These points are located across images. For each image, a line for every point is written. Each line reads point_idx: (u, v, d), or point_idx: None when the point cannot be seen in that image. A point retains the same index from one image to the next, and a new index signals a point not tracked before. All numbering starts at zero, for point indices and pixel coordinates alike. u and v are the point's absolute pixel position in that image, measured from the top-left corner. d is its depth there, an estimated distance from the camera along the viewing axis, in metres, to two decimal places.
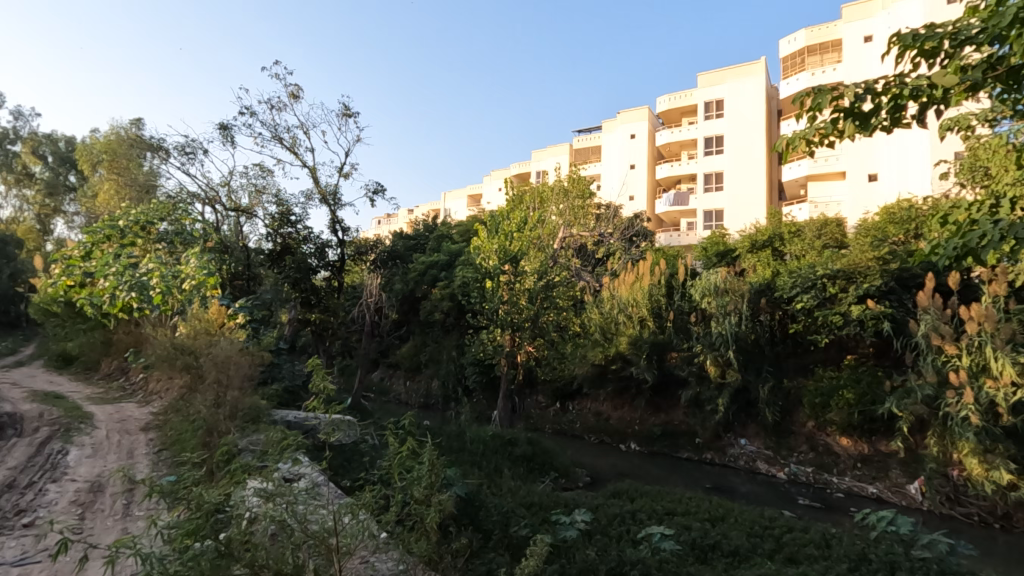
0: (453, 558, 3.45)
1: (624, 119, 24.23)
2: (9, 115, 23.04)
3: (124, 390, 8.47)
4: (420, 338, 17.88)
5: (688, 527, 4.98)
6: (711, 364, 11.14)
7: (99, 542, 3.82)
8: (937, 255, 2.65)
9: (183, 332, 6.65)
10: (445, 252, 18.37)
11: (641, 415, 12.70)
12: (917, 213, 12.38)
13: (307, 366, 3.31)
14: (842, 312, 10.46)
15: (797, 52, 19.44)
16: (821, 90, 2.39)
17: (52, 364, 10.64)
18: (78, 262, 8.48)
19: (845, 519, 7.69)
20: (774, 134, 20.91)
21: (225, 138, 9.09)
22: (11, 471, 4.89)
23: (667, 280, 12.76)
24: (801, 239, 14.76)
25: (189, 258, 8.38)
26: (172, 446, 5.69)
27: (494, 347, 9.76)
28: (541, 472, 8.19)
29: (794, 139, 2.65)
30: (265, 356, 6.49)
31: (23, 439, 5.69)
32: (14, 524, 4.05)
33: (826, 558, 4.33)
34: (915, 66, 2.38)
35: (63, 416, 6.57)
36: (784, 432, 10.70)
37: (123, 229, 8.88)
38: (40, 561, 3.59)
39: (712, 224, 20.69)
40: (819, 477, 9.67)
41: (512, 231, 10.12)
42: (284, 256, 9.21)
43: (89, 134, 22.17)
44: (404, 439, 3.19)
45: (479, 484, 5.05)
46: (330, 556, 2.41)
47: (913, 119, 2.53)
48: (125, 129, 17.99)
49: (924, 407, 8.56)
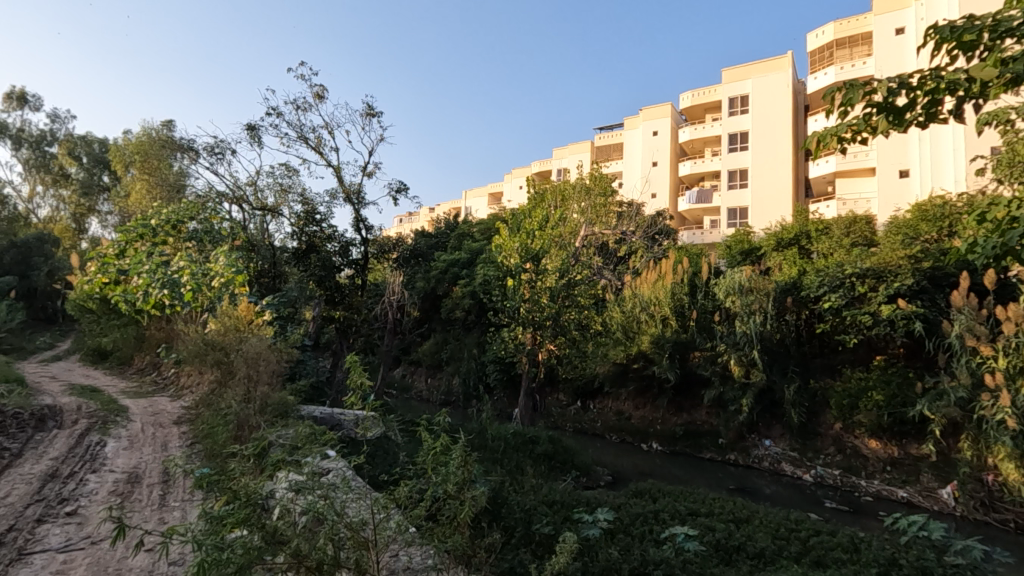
0: (486, 555, 3.47)
1: (646, 117, 24.05)
2: (46, 117, 23.92)
3: (157, 385, 8.74)
4: (441, 335, 18.04)
5: (712, 528, 4.94)
6: (735, 364, 11.07)
7: (150, 527, 4.04)
8: (975, 254, 2.56)
9: (213, 328, 6.84)
10: (467, 250, 18.49)
11: (662, 414, 12.57)
12: (951, 210, 12.03)
13: (345, 363, 3.39)
14: (871, 312, 10.22)
15: (826, 45, 19.23)
16: (853, 84, 2.31)
17: (88, 359, 10.98)
18: (112, 260, 9.05)
19: (874, 524, 7.55)
20: (801, 130, 20.58)
21: (254, 138, 9.21)
22: (54, 462, 5.09)
23: (690, 278, 12.69)
24: (829, 237, 14.48)
25: (218, 257, 8.55)
26: (204, 439, 5.84)
27: (516, 346, 9.75)
28: (562, 470, 8.20)
29: (824, 135, 2.57)
30: (293, 353, 6.62)
31: (64, 431, 5.91)
32: (58, 512, 4.21)
33: (854, 562, 4.24)
34: (953, 59, 2.31)
35: (100, 409, 6.80)
36: (810, 433, 10.50)
37: (155, 228, 9.36)
38: (85, 548, 3.74)
39: (737, 220, 20.29)
40: (846, 479, 9.45)
41: (534, 228, 10.09)
42: (309, 254, 9.20)
43: (122, 136, 22.83)
44: (437, 436, 3.21)
45: (501, 481, 5.07)
46: (366, 549, 2.48)
47: (949, 113, 2.45)
48: (158, 130, 18.49)
49: (957, 410, 8.40)
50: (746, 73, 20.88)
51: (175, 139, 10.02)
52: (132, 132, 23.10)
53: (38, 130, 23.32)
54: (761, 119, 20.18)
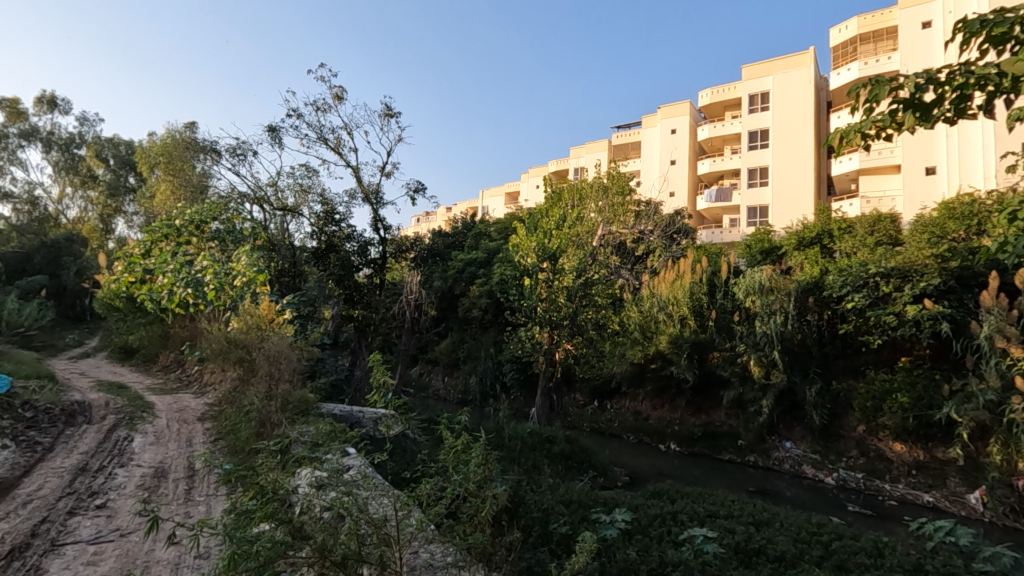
0: (506, 553, 3.48)
1: (664, 115, 23.88)
2: (75, 120, 24.64)
3: (181, 381, 8.91)
4: (459, 334, 18.10)
5: (732, 531, 4.88)
6: (755, 364, 10.95)
7: (179, 521, 4.16)
8: (1008, 253, 2.46)
9: (235, 327, 7.03)
10: (484, 250, 18.58)
11: (680, 415, 12.43)
12: (980, 208, 11.76)
13: (368, 362, 3.47)
14: (896, 312, 10.02)
15: (849, 41, 18.86)
16: (878, 81, 2.25)
17: (115, 356, 11.23)
18: (138, 260, 9.53)
19: (899, 529, 7.38)
20: (824, 127, 20.23)
21: (274, 139, 9.36)
22: (84, 456, 5.24)
23: (709, 278, 12.61)
24: (852, 236, 14.23)
25: (240, 257, 8.76)
26: (227, 435, 5.93)
27: (533, 345, 9.88)
28: (580, 470, 8.19)
29: (848, 132, 2.50)
30: (314, 352, 6.74)
31: (92, 426, 6.06)
32: (88, 505, 4.32)
33: (878, 567, 4.15)
34: (984, 53, 2.23)
35: (127, 405, 6.96)
36: (832, 435, 10.31)
37: (179, 228, 9.73)
38: (113, 541, 3.83)
39: (756, 220, 20.06)
40: (869, 483, 9.24)
41: (551, 228, 10.11)
42: (329, 254, 9.13)
43: (148, 137, 23.37)
44: (458, 435, 3.22)
45: (519, 480, 5.08)
46: (388, 545, 2.48)
47: (980, 108, 2.37)
48: (180, 133, 18.81)
49: (986, 413, 8.21)
50: (767, 69, 20.63)
51: (198, 140, 10.21)
52: (158, 133, 23.63)
53: (68, 133, 24.10)
54: (782, 117, 19.90)
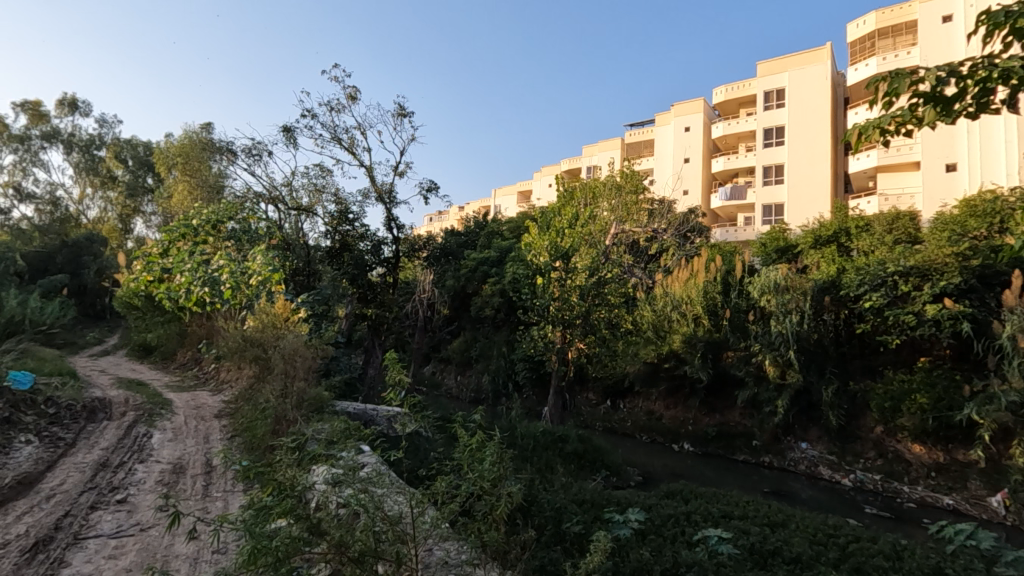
0: (520, 551, 3.48)
1: (678, 112, 23.75)
2: (95, 123, 25.12)
3: (198, 379, 9.04)
4: (470, 334, 18.12)
5: (747, 532, 4.84)
6: (771, 364, 10.83)
7: (199, 516, 4.21)
8: None
9: (252, 326, 7.11)
10: (497, 248, 18.62)
11: (694, 414, 12.31)
12: (1001, 205, 11.55)
13: (384, 360, 3.51)
14: (915, 312, 9.86)
15: (867, 36, 18.55)
16: (898, 73, 2.20)
17: (133, 353, 11.39)
18: (157, 259, 9.74)
19: (918, 532, 7.27)
20: (841, 123, 19.95)
21: (289, 139, 9.44)
22: (105, 452, 5.32)
23: (723, 277, 12.52)
24: (869, 234, 14.05)
25: (256, 256, 8.92)
26: (243, 433, 5.99)
27: (545, 344, 9.87)
28: (592, 469, 8.16)
29: (866, 127, 2.44)
30: (327, 349, 6.78)
31: (113, 422, 6.18)
32: (109, 499, 4.41)
33: (896, 570, 4.08)
34: (1007, 46, 2.18)
35: (146, 402, 7.06)
36: (850, 436, 10.14)
37: (196, 228, 9.84)
38: (134, 535, 3.90)
39: (772, 218, 19.83)
40: (887, 485, 9.10)
41: (564, 227, 9.91)
42: (343, 253, 9.07)
43: (166, 138, 23.73)
44: (473, 433, 3.22)
45: (531, 479, 5.06)
46: (404, 541, 2.48)
47: (1003, 103, 2.31)
48: (198, 134, 19.09)
49: (1008, 415, 8.07)
50: (782, 66, 20.39)
51: (214, 141, 10.33)
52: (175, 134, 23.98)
53: (88, 135, 24.57)
54: (798, 113, 19.65)
